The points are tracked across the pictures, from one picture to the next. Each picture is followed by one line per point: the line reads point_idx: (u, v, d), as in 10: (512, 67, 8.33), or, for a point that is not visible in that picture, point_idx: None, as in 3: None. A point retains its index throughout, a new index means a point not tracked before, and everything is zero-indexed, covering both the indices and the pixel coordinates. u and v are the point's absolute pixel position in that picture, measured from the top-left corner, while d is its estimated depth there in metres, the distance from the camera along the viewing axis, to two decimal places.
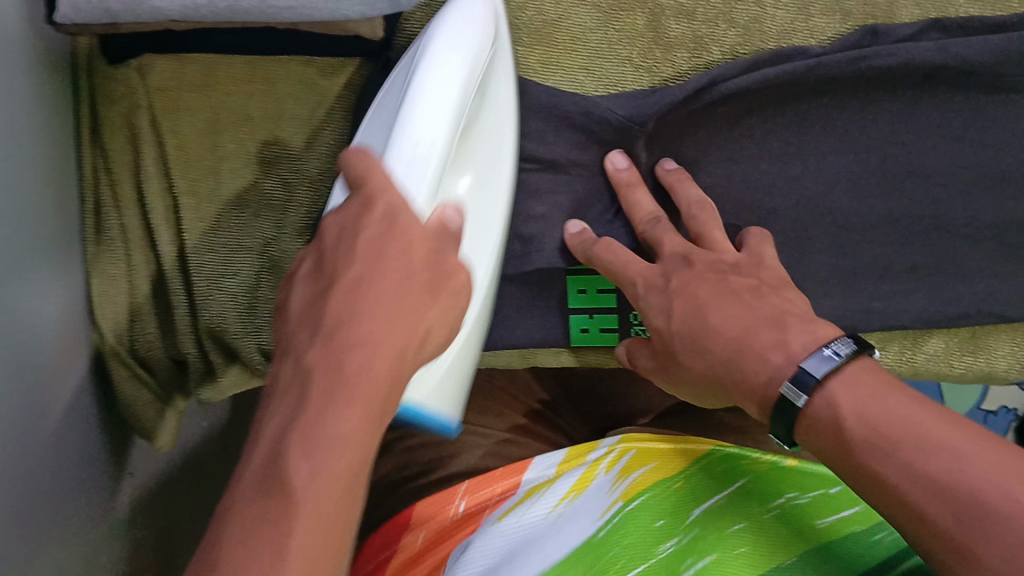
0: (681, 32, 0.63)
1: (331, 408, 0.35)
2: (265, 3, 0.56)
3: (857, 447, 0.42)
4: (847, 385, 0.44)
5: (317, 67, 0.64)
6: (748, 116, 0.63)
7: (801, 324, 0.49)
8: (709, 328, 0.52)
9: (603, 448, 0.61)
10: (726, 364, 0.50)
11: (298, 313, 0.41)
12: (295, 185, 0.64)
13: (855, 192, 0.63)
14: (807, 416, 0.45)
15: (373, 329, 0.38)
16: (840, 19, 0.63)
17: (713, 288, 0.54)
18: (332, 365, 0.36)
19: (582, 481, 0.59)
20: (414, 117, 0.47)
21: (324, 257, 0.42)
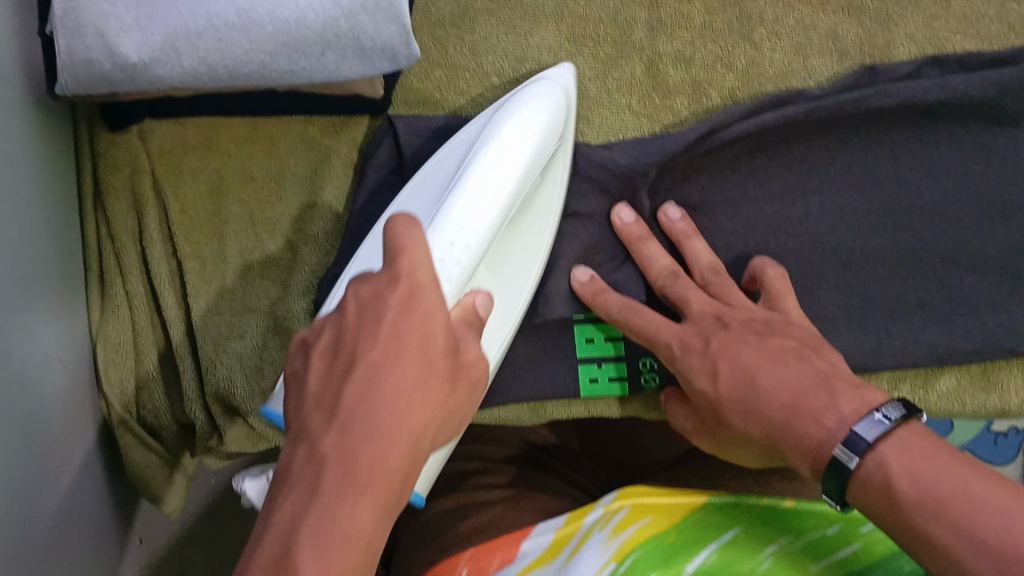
0: (679, 77, 0.63)
1: (344, 500, 0.36)
2: (264, 67, 0.56)
3: (908, 501, 0.42)
4: (897, 450, 0.44)
5: (318, 127, 0.64)
6: (750, 159, 0.63)
7: (854, 390, 0.48)
8: (758, 391, 0.51)
9: (598, 505, 0.58)
10: (780, 429, 0.49)
11: (314, 388, 0.40)
12: (299, 246, 0.63)
13: (859, 231, 0.63)
14: (856, 477, 0.45)
15: (389, 415, 0.38)
16: (837, 59, 0.63)
17: (762, 355, 0.52)
18: (347, 456, 0.37)
19: (578, 544, 0.56)
20: (458, 212, 0.49)
21: (346, 317, 0.42)
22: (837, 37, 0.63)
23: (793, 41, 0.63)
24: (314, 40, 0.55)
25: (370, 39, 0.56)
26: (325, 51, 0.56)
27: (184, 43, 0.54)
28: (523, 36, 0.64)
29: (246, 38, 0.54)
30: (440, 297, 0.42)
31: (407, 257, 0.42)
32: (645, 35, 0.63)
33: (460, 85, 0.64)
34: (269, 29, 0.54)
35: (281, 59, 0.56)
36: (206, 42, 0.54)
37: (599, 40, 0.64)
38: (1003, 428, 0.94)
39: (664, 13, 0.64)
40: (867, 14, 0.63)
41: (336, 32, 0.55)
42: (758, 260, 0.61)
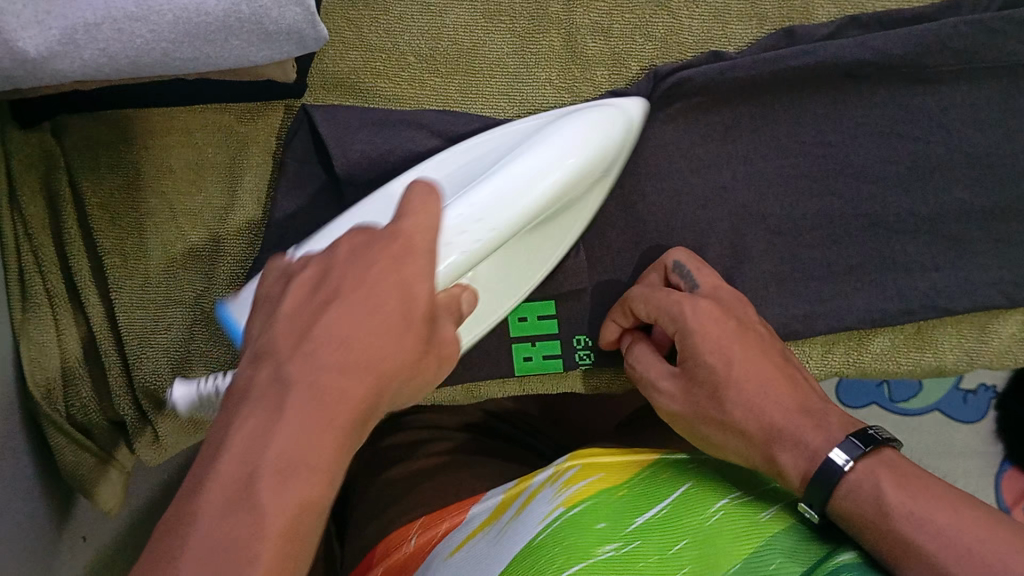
0: (598, 49, 0.62)
1: (292, 435, 0.32)
2: (166, 56, 0.55)
3: (890, 529, 0.43)
4: (878, 469, 0.45)
5: (234, 115, 0.64)
6: (677, 130, 0.62)
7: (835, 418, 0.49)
8: (754, 402, 0.50)
9: (550, 468, 0.55)
10: (776, 434, 0.48)
11: (286, 314, 0.36)
12: (220, 235, 0.63)
13: (786, 196, 0.62)
14: (840, 491, 0.45)
15: (353, 359, 0.34)
16: (756, 24, 0.62)
17: (740, 356, 0.52)
18: (308, 383, 0.33)
19: (529, 498, 0.53)
20: (481, 194, 0.48)
21: (315, 271, 0.38)
22: (756, 1, 0.62)
23: (712, 7, 0.62)
24: (217, 27, 0.54)
25: (273, 23, 0.55)
26: (229, 37, 0.55)
27: (83, 36, 0.51)
28: (439, 15, 0.63)
29: (146, 28, 0.53)
30: (429, 263, 0.38)
31: (410, 220, 0.38)
32: (561, 9, 0.63)
33: (377, 67, 0.63)
34: (169, 18, 0.53)
35: (184, 47, 0.55)
36: (106, 33, 0.52)
37: (515, 15, 0.63)
38: (972, 385, 0.94)
39: None
40: None
41: (237, 17, 0.54)
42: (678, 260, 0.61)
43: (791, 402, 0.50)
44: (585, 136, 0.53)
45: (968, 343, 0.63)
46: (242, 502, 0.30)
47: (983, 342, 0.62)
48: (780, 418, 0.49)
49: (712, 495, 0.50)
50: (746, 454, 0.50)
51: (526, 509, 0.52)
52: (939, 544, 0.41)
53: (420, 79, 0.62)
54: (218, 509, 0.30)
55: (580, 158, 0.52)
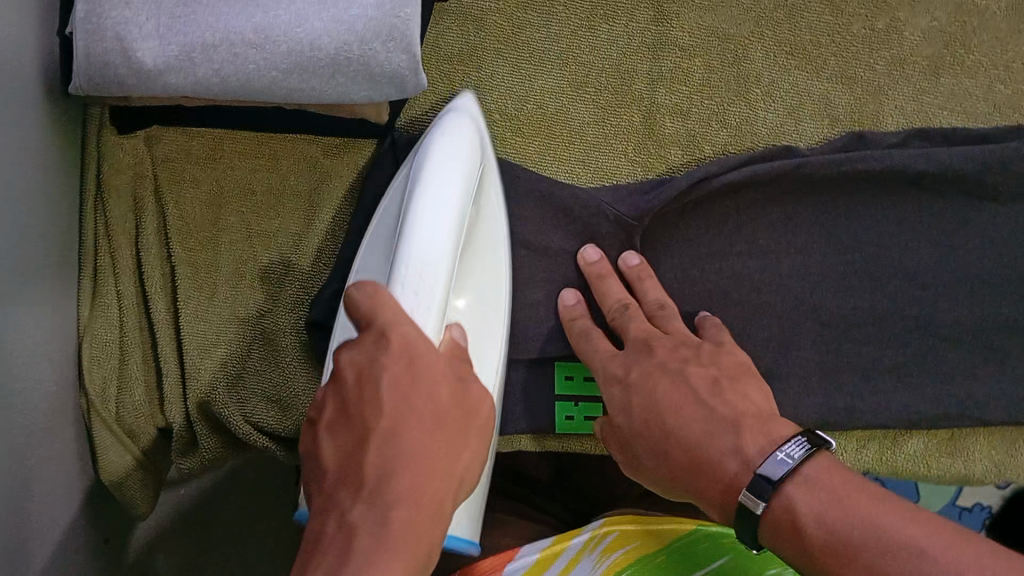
0: (675, 129, 0.65)
1: (380, 560, 0.36)
2: (275, 84, 0.58)
3: (823, 552, 0.44)
4: (803, 490, 0.46)
5: (321, 147, 0.66)
6: (740, 215, 0.64)
7: (760, 427, 0.50)
8: (668, 432, 0.52)
9: (586, 531, 0.59)
10: (689, 472, 0.51)
11: (333, 465, 0.40)
12: (292, 260, 0.65)
13: (839, 290, 0.64)
14: (765, 520, 0.47)
15: (415, 472, 0.39)
16: (829, 124, 0.65)
17: (665, 395, 0.54)
18: (378, 524, 0.37)
19: (569, 565, 0.57)
20: (413, 235, 0.49)
21: (345, 383, 0.42)
22: (830, 103, 0.65)
23: (787, 104, 0.65)
24: (327, 62, 0.57)
25: (379, 66, 0.58)
26: (336, 73, 0.58)
27: (199, 54, 0.56)
28: (527, 79, 0.66)
29: (260, 55, 0.56)
30: (429, 346, 0.43)
31: (384, 317, 0.43)
32: (644, 87, 0.66)
33: None
34: (283, 49, 0.56)
35: (292, 77, 0.57)
36: (221, 55, 0.56)
37: (600, 88, 0.66)
38: (969, 503, 0.95)
39: (665, 67, 0.66)
40: (860, 84, 0.66)
41: (346, 56, 0.57)
42: (707, 319, 0.61)
43: (706, 418, 0.51)
44: (447, 146, 0.54)
45: (999, 454, 0.64)
46: None
47: (1015, 455, 0.64)
48: (723, 445, 0.49)
49: None
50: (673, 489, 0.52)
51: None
52: (882, 561, 0.42)
53: (502, 137, 0.65)
54: None
55: (461, 162, 0.53)
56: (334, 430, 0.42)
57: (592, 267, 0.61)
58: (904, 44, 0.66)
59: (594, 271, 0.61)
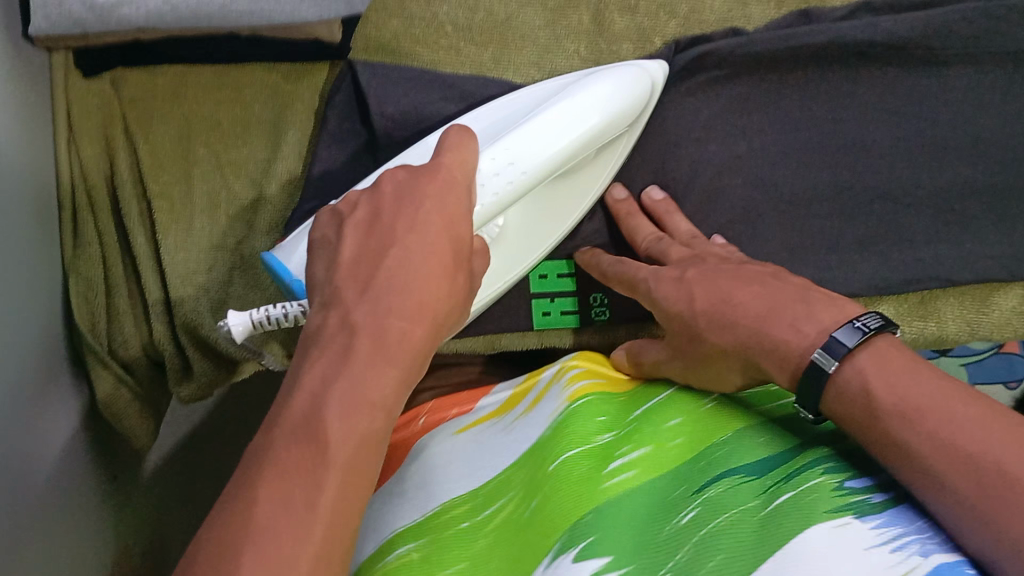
0: (624, 24, 0.66)
1: (373, 368, 0.37)
2: (225, 9, 0.60)
3: (886, 419, 0.39)
4: (869, 375, 0.41)
5: (281, 74, 0.68)
6: (694, 104, 0.65)
7: (829, 301, 0.47)
8: (730, 308, 0.51)
9: (557, 365, 0.58)
10: (755, 334, 0.48)
11: (349, 258, 0.42)
12: (264, 185, 0.67)
13: (798, 169, 0.65)
14: (835, 389, 0.42)
15: (423, 284, 0.40)
16: (775, 5, 0.66)
17: (727, 279, 0.53)
18: (378, 327, 0.38)
19: (537, 400, 0.56)
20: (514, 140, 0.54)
21: (385, 199, 0.43)
22: None
23: None
24: None
25: None
26: None
27: None
28: None
29: None
30: (464, 192, 0.45)
31: (446, 158, 0.45)
32: None
33: (417, 34, 0.66)
34: None
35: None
36: None
37: None
38: None
39: None
40: None
41: None
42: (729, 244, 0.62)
43: (771, 292, 0.50)
44: (613, 89, 0.57)
45: (969, 314, 0.65)
46: (313, 465, 0.35)
47: (984, 313, 0.65)
48: (790, 316, 0.47)
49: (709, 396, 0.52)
50: (741, 366, 0.49)
51: (535, 406, 0.55)
52: (966, 443, 0.37)
53: (456, 46, 0.66)
54: (275, 498, 0.34)
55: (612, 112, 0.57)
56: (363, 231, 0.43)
57: (620, 205, 0.64)
58: None
59: (622, 208, 0.64)
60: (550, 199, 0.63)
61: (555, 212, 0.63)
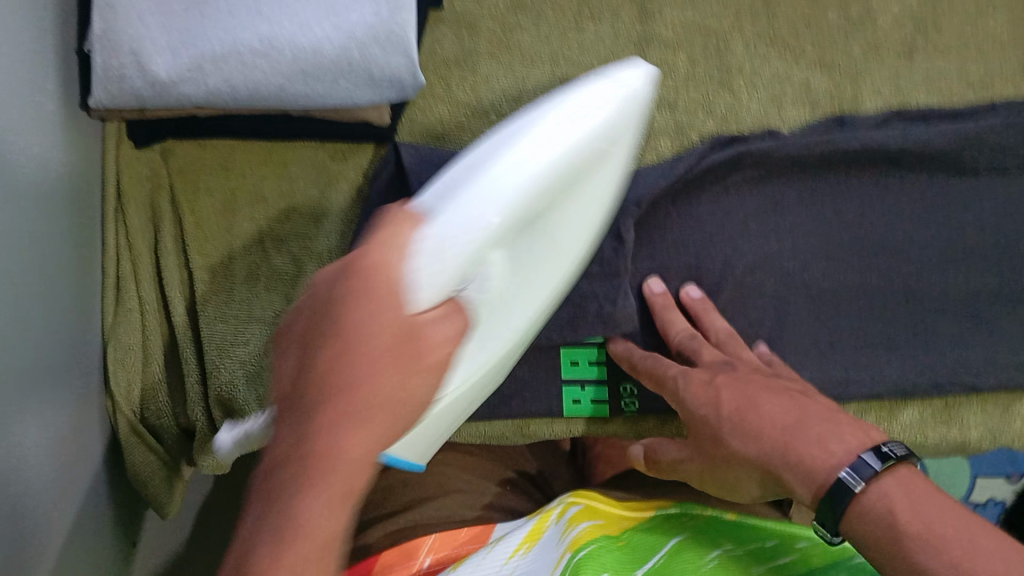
0: (663, 120, 0.68)
1: (304, 492, 0.33)
2: (282, 91, 0.62)
3: (915, 552, 0.43)
4: (807, 475, 0.49)
5: (328, 152, 0.69)
6: (729, 198, 0.67)
7: (853, 424, 0.51)
8: (760, 418, 0.53)
9: (554, 511, 0.61)
10: (779, 448, 0.51)
11: (291, 374, 0.35)
12: (305, 261, 0.68)
13: (829, 269, 0.66)
14: (857, 507, 0.46)
15: (385, 375, 0.34)
16: (810, 109, 0.67)
17: (760, 389, 0.55)
18: (300, 437, 0.33)
19: (534, 536, 0.59)
20: (471, 188, 0.45)
21: (335, 269, 0.36)
22: (811, 89, 0.67)
23: (769, 92, 0.67)
24: (329, 69, 0.61)
25: (380, 70, 0.62)
26: (339, 79, 0.62)
27: (210, 65, 0.60)
28: (521, 80, 0.68)
29: (267, 64, 0.60)
30: (403, 258, 0.38)
31: (402, 224, 0.39)
32: None
33: (460, 120, 0.68)
34: (290, 56, 0.61)
35: (298, 83, 0.62)
36: (230, 66, 0.60)
37: None
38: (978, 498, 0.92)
39: (651, 61, 0.68)
40: (840, 69, 0.67)
41: (348, 61, 0.61)
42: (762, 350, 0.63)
43: (800, 406, 0.53)
44: (588, 100, 0.49)
45: (991, 422, 0.66)
46: None
47: (1007, 422, 0.66)
48: (763, 408, 0.53)
49: (701, 550, 0.55)
50: (761, 476, 0.52)
51: (534, 543, 0.58)
52: (953, 548, 0.42)
53: None
54: None
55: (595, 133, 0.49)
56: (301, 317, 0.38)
57: (656, 299, 0.65)
58: (877, 31, 0.68)
59: (658, 302, 0.65)
60: (532, 252, 0.51)
61: (539, 270, 0.52)
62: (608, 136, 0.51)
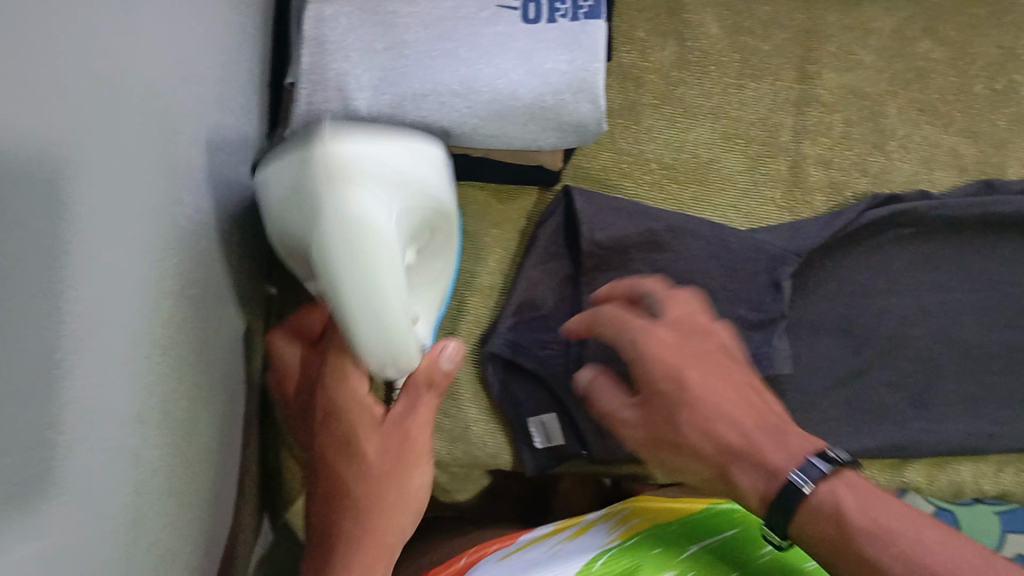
0: (820, 177, 0.70)
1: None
2: (474, 131, 0.64)
3: (858, 536, 0.43)
4: (755, 476, 0.46)
5: (492, 193, 0.71)
6: (883, 253, 0.69)
7: (780, 435, 0.48)
8: (721, 410, 0.48)
9: (603, 511, 0.62)
10: (733, 459, 0.47)
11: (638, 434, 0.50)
12: (467, 295, 0.70)
13: (977, 326, 0.68)
14: (807, 506, 0.44)
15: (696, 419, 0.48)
16: (959, 173, 0.71)
17: (729, 370, 0.51)
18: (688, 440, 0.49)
19: (579, 530, 0.59)
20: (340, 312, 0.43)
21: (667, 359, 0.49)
22: (959, 155, 0.71)
23: (921, 155, 0.71)
24: (523, 111, 0.63)
25: (568, 115, 0.64)
26: (530, 121, 0.64)
27: (409, 103, 0.62)
28: (682, 131, 0.71)
29: (464, 103, 0.62)
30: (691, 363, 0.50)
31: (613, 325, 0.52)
32: (791, 139, 0.71)
33: (623, 168, 0.71)
34: (486, 98, 0.62)
35: (490, 125, 0.64)
36: (429, 104, 0.62)
37: (749, 140, 0.71)
38: None
39: (809, 120, 0.71)
40: (986, 137, 0.71)
41: (541, 105, 0.63)
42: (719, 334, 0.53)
43: (739, 405, 0.49)
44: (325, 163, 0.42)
45: None
46: None
47: None
48: (723, 408, 0.48)
49: (756, 543, 0.54)
50: (710, 475, 0.49)
51: (579, 535, 0.58)
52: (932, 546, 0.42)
53: (660, 184, 0.70)
54: None
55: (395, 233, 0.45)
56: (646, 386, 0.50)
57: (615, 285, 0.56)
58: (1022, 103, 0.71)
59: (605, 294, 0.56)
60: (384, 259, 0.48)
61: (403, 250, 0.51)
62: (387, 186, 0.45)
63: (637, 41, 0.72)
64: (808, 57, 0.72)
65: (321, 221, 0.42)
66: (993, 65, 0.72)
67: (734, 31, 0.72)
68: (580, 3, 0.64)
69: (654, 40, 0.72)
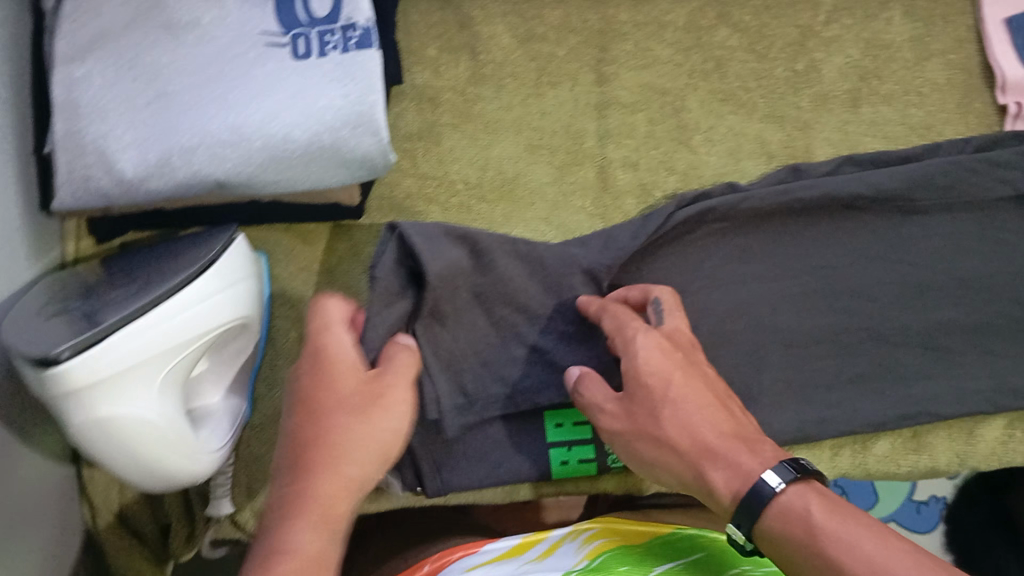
0: (627, 180, 0.69)
1: (313, 479, 0.43)
2: (253, 178, 0.61)
3: (824, 540, 0.41)
4: (729, 474, 0.46)
5: (294, 234, 0.68)
6: (698, 249, 0.68)
7: (753, 443, 0.48)
8: (699, 411, 0.49)
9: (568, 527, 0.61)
10: (716, 451, 0.47)
11: (613, 419, 0.52)
12: (279, 341, 0.67)
13: (798, 313, 0.68)
14: (776, 507, 0.44)
15: (685, 429, 0.48)
16: (766, 160, 0.70)
17: (692, 367, 0.51)
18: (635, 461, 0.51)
19: (548, 547, 0.56)
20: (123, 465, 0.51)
21: (660, 355, 0.51)
22: (765, 141, 0.70)
23: (726, 146, 0.70)
24: (301, 153, 0.60)
25: (350, 151, 0.62)
26: (310, 161, 0.61)
27: (177, 158, 0.59)
28: (486, 147, 0.69)
29: (236, 152, 0.59)
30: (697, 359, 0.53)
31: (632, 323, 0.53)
32: (595, 144, 0.69)
33: (428, 192, 0.68)
34: (259, 145, 0.60)
35: (268, 171, 0.61)
36: (199, 157, 0.59)
37: (554, 149, 0.69)
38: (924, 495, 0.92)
39: (612, 123, 0.70)
40: (790, 121, 0.70)
41: (320, 144, 0.61)
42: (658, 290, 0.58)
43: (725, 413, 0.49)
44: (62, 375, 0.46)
45: (958, 446, 0.69)
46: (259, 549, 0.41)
47: (972, 445, 0.69)
48: (705, 413, 0.49)
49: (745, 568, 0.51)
50: (679, 481, 0.49)
51: (550, 552, 0.55)
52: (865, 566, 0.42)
53: (467, 204, 0.68)
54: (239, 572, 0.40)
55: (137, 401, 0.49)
56: (639, 380, 0.50)
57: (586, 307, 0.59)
58: (823, 82, 0.71)
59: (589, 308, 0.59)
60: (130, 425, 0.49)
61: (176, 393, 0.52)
62: (115, 365, 0.47)
63: (428, 60, 0.69)
64: (604, 58, 0.70)
65: (87, 422, 0.48)
66: (791, 46, 0.71)
67: (527, 39, 0.70)
68: (349, 33, 0.61)
69: (446, 56, 0.69)
